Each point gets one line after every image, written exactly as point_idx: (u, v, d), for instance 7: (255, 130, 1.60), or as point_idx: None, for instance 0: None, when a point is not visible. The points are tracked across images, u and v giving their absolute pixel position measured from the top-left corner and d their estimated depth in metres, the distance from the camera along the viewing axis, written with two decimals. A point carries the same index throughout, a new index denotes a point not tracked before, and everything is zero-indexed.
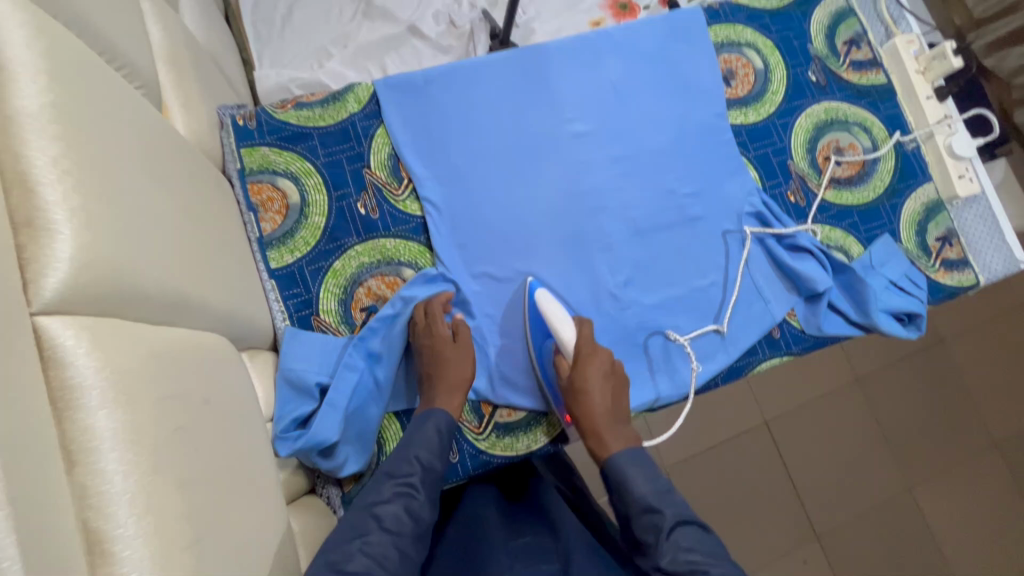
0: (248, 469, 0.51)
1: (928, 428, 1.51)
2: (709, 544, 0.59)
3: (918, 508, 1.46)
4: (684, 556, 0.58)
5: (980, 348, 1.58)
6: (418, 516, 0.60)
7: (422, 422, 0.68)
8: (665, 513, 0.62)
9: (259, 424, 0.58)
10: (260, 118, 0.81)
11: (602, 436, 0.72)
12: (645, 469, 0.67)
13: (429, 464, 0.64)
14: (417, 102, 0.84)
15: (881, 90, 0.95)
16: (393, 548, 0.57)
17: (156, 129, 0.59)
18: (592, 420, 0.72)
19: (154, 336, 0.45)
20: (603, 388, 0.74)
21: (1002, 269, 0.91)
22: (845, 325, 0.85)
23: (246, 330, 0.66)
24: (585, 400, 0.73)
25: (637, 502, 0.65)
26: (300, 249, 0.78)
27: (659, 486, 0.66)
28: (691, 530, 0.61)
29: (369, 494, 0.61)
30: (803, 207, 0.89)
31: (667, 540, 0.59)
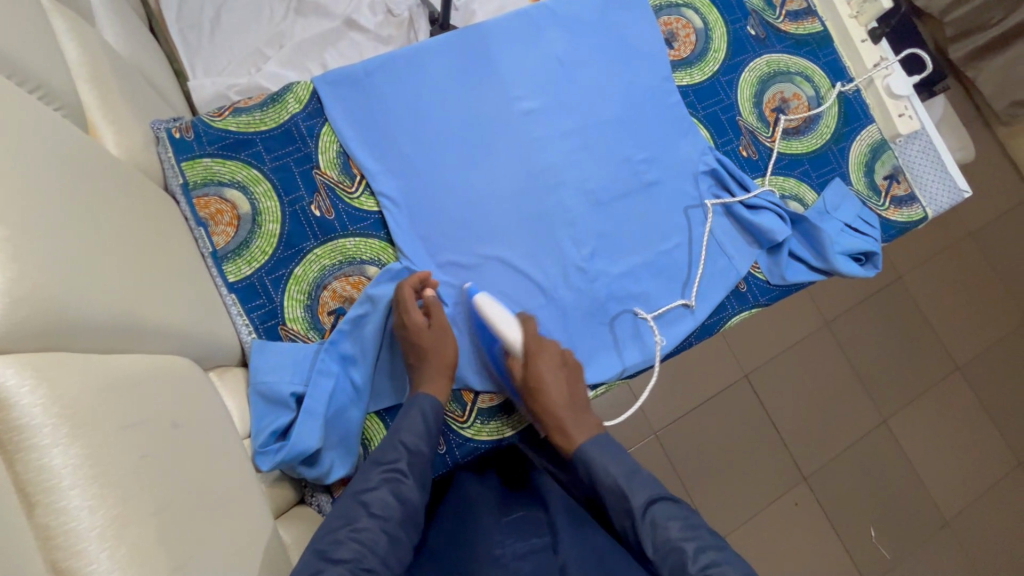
0: (226, 487, 0.50)
1: (896, 361, 1.58)
2: (684, 517, 0.58)
3: (893, 437, 1.53)
4: (660, 534, 0.56)
5: (936, 279, 1.65)
6: (407, 499, 0.60)
7: (407, 409, 0.68)
8: (633, 492, 0.61)
9: (234, 441, 0.57)
10: (197, 128, 0.78)
11: (567, 428, 0.71)
12: (612, 453, 0.67)
13: (415, 448, 0.64)
14: (359, 95, 0.82)
15: (818, 38, 0.97)
16: (383, 532, 0.56)
17: (84, 151, 0.56)
18: (551, 413, 0.72)
19: (107, 366, 0.43)
20: (557, 380, 0.73)
21: (946, 199, 0.94)
22: (806, 271, 0.88)
23: (209, 348, 0.64)
24: (540, 394, 0.72)
25: (607, 488, 0.64)
26: (258, 259, 0.76)
27: (629, 467, 0.65)
28: (665, 505, 0.59)
29: (357, 483, 0.60)
30: (756, 160, 0.91)
31: (642, 521, 0.58)
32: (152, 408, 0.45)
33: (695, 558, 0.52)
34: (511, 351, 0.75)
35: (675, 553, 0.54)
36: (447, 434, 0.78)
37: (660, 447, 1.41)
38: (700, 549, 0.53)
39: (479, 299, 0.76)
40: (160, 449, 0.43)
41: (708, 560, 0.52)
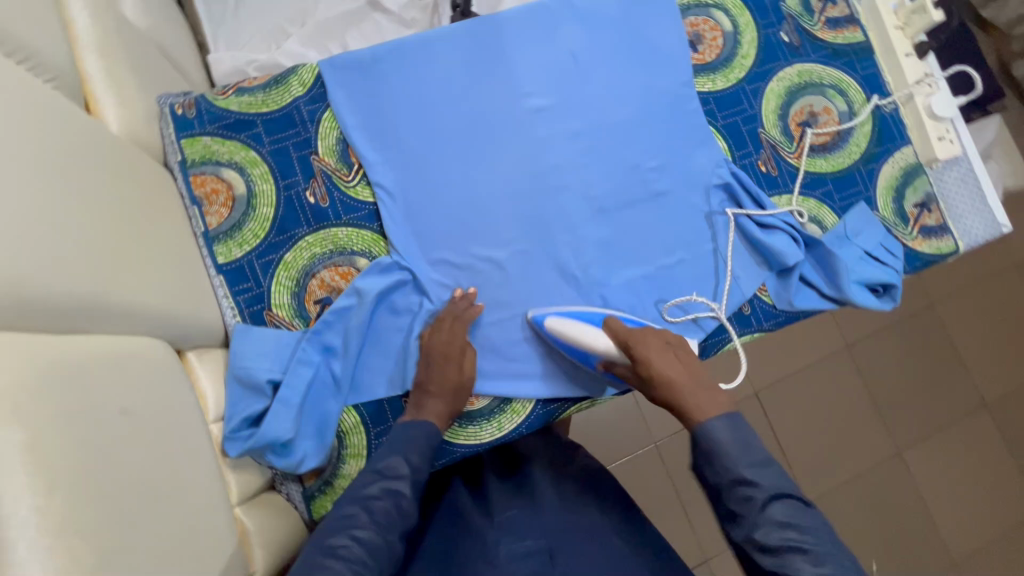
0: (171, 476, 0.51)
1: (918, 393, 1.50)
2: (807, 517, 0.57)
3: (907, 472, 1.46)
4: (780, 532, 0.56)
5: (973, 309, 1.55)
6: (406, 512, 0.63)
7: (412, 426, 0.69)
8: (759, 486, 0.59)
9: (193, 430, 0.57)
10: (199, 106, 0.77)
11: (690, 406, 0.67)
12: (738, 437, 0.63)
13: (418, 465, 0.66)
14: (364, 81, 0.80)
15: (858, 49, 0.90)
16: (383, 539, 0.59)
17: (73, 126, 0.56)
18: (671, 394, 0.69)
19: (53, 351, 0.44)
20: (668, 358, 0.71)
21: (982, 233, 0.88)
22: (817, 299, 0.83)
23: (187, 330, 0.64)
24: (654, 377, 0.69)
25: (727, 473, 0.61)
26: (249, 242, 0.75)
27: (754, 456, 0.61)
28: (787, 501, 0.58)
29: (359, 489, 0.63)
30: (775, 177, 0.86)
31: (761, 514, 0.57)
32: (94, 398, 0.46)
33: (818, 565, 0.53)
34: (613, 359, 0.73)
35: (798, 554, 0.54)
36: None
37: (663, 466, 1.31)
38: (825, 556, 0.54)
39: (551, 323, 0.75)
40: (97, 438, 0.44)
41: (833, 569, 0.53)
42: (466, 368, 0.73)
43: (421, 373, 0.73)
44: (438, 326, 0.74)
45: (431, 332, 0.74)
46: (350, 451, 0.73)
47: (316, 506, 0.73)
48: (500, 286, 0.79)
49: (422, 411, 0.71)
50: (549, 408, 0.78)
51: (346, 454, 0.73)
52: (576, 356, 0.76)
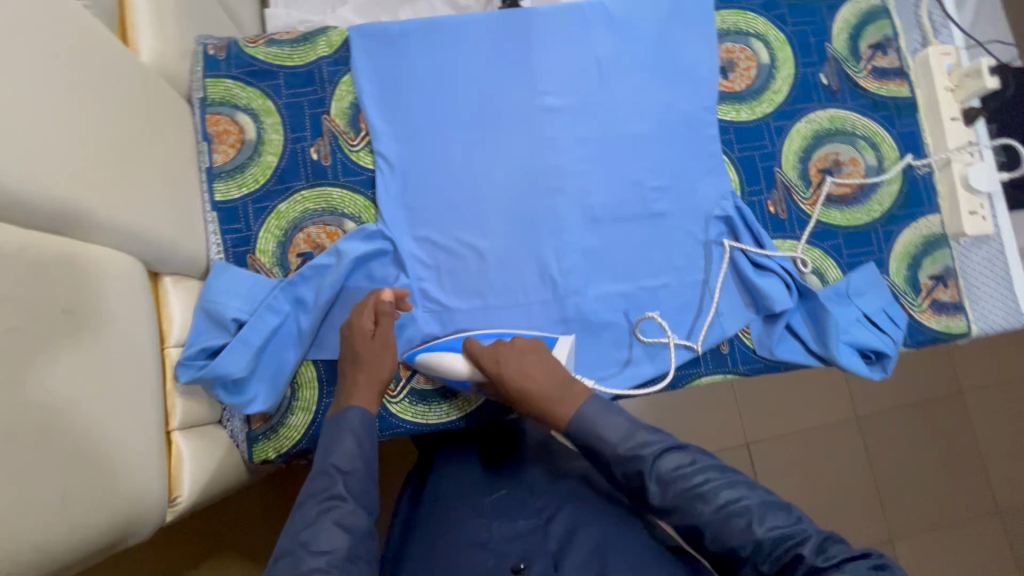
0: (98, 387, 0.53)
1: (923, 482, 1.40)
2: (689, 459, 0.56)
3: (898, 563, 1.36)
4: (675, 488, 0.55)
5: (999, 408, 1.45)
6: (354, 526, 0.55)
7: (336, 425, 0.62)
8: (642, 452, 0.57)
9: (129, 349, 0.59)
10: (230, 50, 0.81)
11: (555, 404, 0.64)
12: (611, 414, 0.61)
13: (349, 468, 0.59)
14: (387, 53, 0.82)
15: (901, 104, 0.85)
16: (333, 567, 0.52)
17: (96, 46, 0.60)
18: (534, 403, 0.65)
19: (11, 248, 0.47)
20: (529, 367, 0.67)
21: (1000, 321, 0.82)
22: (802, 352, 0.79)
23: (165, 255, 0.67)
24: (511, 386, 0.67)
25: (611, 452, 0.59)
26: (248, 185, 0.78)
27: (628, 426, 0.60)
28: (667, 451, 0.57)
29: (293, 524, 0.55)
30: (782, 220, 0.82)
31: (654, 479, 0.56)
32: (36, 295, 0.49)
33: (715, 503, 0.53)
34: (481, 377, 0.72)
35: (695, 500, 0.54)
36: None
37: None
38: (715, 490, 0.54)
39: (423, 360, 0.73)
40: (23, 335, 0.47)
41: (730, 501, 0.53)
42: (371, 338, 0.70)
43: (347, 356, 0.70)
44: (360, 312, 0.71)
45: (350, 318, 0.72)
46: (300, 403, 0.75)
47: (257, 449, 0.74)
48: (477, 275, 0.79)
49: (349, 401, 0.66)
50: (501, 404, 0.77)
51: (296, 405, 0.75)
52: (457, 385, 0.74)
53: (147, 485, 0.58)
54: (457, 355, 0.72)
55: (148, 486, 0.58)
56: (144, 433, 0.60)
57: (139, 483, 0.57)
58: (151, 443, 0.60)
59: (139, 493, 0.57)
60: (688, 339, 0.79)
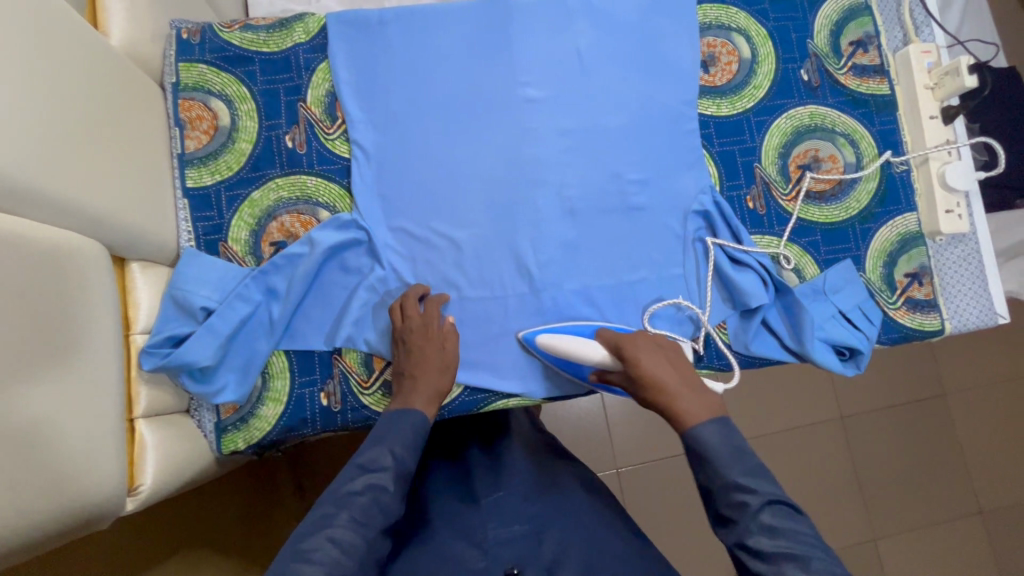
0: (57, 374, 0.52)
1: (905, 484, 1.41)
2: (801, 524, 0.54)
3: (878, 562, 1.37)
4: (774, 540, 0.53)
5: (980, 410, 1.46)
6: (388, 508, 0.59)
7: (401, 416, 0.66)
8: (756, 492, 0.55)
9: (91, 336, 0.58)
10: (204, 35, 0.79)
11: (682, 408, 0.63)
12: (729, 438, 0.59)
13: (403, 457, 0.63)
14: (365, 41, 0.80)
15: (880, 101, 0.85)
16: (361, 538, 0.56)
17: (61, 24, 0.59)
18: (660, 399, 0.65)
19: None
20: (661, 364, 0.67)
21: (975, 320, 0.82)
22: (776, 347, 0.79)
23: (132, 241, 0.66)
24: (642, 376, 0.66)
25: (723, 478, 0.57)
26: (221, 172, 0.77)
27: (747, 463, 0.57)
28: (780, 507, 0.55)
29: (340, 485, 0.59)
30: (761, 216, 0.82)
31: (754, 522, 0.54)
32: None
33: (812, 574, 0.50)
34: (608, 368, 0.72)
35: (790, 562, 0.51)
36: (344, 393, 0.75)
37: (618, 484, 1.29)
38: (819, 565, 0.51)
39: (543, 343, 0.74)
40: None
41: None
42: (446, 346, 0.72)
43: (403, 361, 0.71)
44: (406, 314, 0.73)
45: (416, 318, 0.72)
46: (270, 394, 0.74)
47: (225, 440, 0.74)
48: (453, 266, 0.78)
49: (412, 400, 0.68)
50: (474, 398, 0.76)
51: (266, 396, 0.74)
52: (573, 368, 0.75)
53: (108, 475, 0.57)
54: (585, 346, 0.72)
55: (109, 475, 0.57)
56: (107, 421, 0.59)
57: (99, 470, 0.56)
58: (114, 431, 0.59)
59: (100, 481, 0.56)
60: (693, 339, 0.79)
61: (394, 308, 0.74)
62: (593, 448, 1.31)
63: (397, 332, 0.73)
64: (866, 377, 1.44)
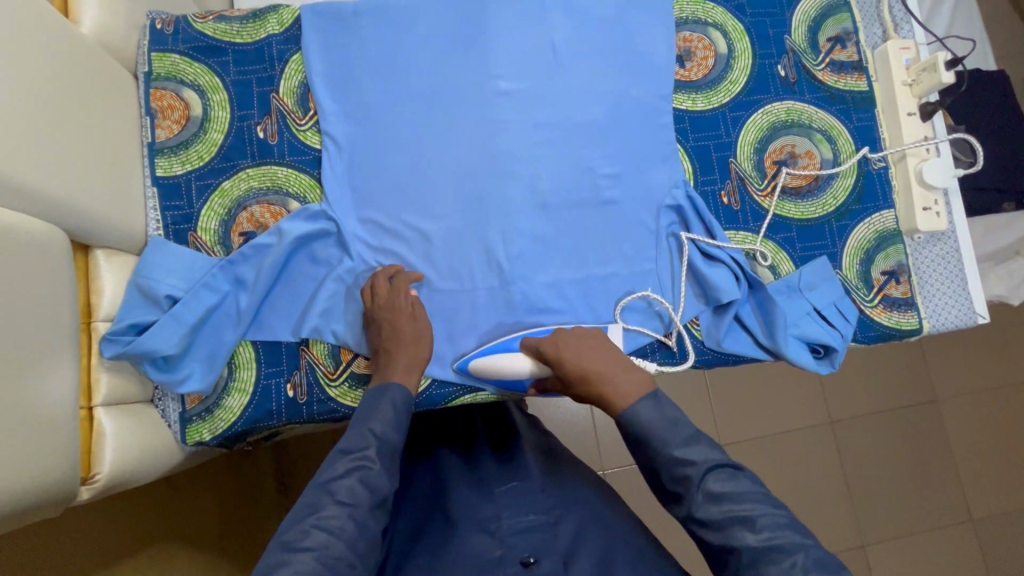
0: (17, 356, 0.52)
1: (897, 490, 1.39)
2: (744, 482, 0.55)
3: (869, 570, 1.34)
4: (722, 507, 0.53)
5: (973, 416, 1.44)
6: (376, 485, 0.59)
7: (378, 395, 0.65)
8: (695, 462, 0.56)
9: (51, 321, 0.58)
10: (178, 25, 0.79)
11: (613, 393, 0.63)
12: (667, 414, 0.60)
13: (384, 435, 0.62)
14: (338, 32, 0.80)
15: (858, 97, 0.85)
16: (351, 519, 0.56)
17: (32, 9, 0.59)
18: (592, 394, 0.65)
19: None
20: (583, 354, 0.67)
21: (954, 320, 0.81)
22: (750, 344, 0.78)
23: (99, 228, 0.66)
24: (570, 371, 0.66)
25: (665, 456, 0.57)
26: (192, 162, 0.77)
27: (686, 434, 0.58)
28: (723, 470, 0.55)
29: (323, 471, 0.59)
30: (735, 211, 0.81)
31: (700, 491, 0.55)
32: None
33: (760, 532, 0.51)
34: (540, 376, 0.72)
35: (738, 525, 0.52)
36: (311, 384, 0.74)
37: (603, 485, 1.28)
38: (765, 520, 0.52)
39: (474, 367, 0.73)
40: None
41: (774, 532, 0.51)
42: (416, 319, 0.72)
43: (376, 339, 0.71)
44: (376, 291, 0.73)
45: (385, 291, 0.73)
46: (237, 384, 0.74)
47: (191, 431, 0.73)
48: (423, 257, 0.78)
49: (390, 375, 0.68)
50: (443, 392, 0.75)
51: (233, 386, 0.74)
52: (511, 387, 0.74)
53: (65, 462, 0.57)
54: (512, 356, 0.72)
55: (63, 462, 0.57)
56: (63, 409, 0.58)
57: (52, 457, 0.55)
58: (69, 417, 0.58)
59: (53, 467, 0.55)
60: (662, 334, 0.78)
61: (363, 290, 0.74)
62: (580, 448, 1.29)
63: (369, 310, 0.73)
64: (857, 381, 1.42)
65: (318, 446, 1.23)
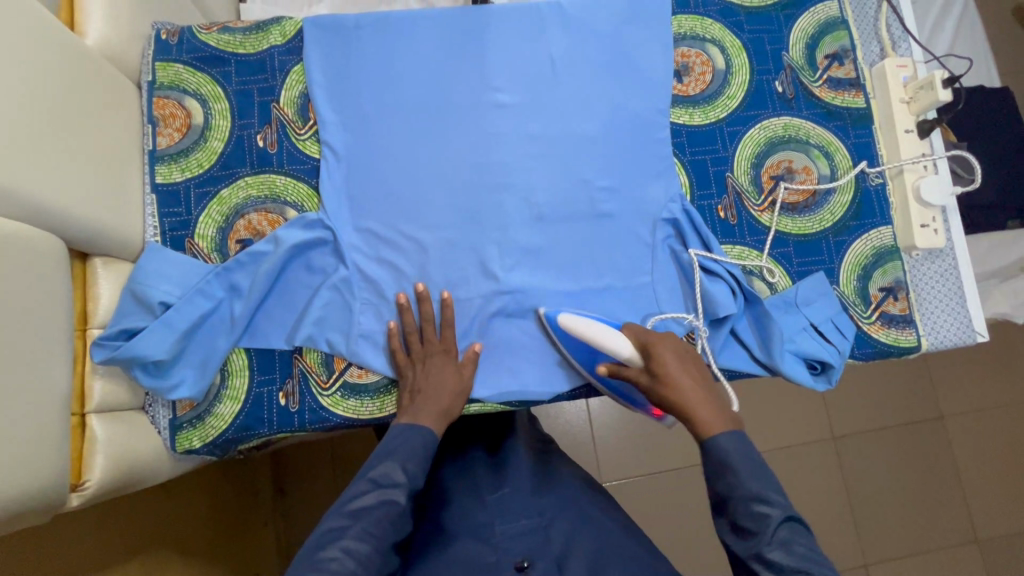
0: (10, 363, 0.52)
1: (900, 508, 1.37)
2: (811, 540, 0.56)
3: None
4: (792, 555, 0.54)
5: (979, 435, 1.42)
6: (399, 522, 0.62)
7: (411, 432, 0.67)
8: (776, 506, 0.56)
9: (46, 326, 0.58)
10: (182, 35, 0.80)
11: (700, 417, 0.62)
12: (747, 451, 0.60)
13: (414, 473, 0.64)
14: (340, 44, 0.81)
15: (856, 114, 0.85)
16: (374, 551, 0.59)
17: (43, 23, 0.60)
18: (679, 406, 0.64)
19: None
20: (686, 370, 0.65)
21: (952, 337, 0.80)
22: (745, 359, 0.78)
23: (98, 236, 0.66)
24: (668, 381, 0.64)
25: (742, 489, 0.57)
26: (192, 170, 0.78)
27: (766, 478, 0.58)
28: (797, 524, 0.56)
29: (351, 498, 0.62)
30: (732, 226, 0.81)
31: (772, 534, 0.55)
32: None
33: None
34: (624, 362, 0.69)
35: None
36: (303, 394, 0.74)
37: None
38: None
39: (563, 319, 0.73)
40: None
41: None
42: (464, 372, 0.74)
43: (417, 379, 0.72)
44: (426, 340, 0.74)
45: (420, 347, 0.74)
46: (229, 392, 0.74)
47: (180, 438, 0.73)
48: (419, 267, 0.78)
49: (420, 416, 0.69)
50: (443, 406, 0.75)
51: (225, 394, 0.74)
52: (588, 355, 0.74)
53: (54, 469, 0.57)
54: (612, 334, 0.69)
55: (51, 467, 0.56)
56: (52, 412, 0.58)
57: (40, 462, 0.55)
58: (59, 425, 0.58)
59: (40, 472, 0.55)
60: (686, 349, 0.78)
61: (397, 329, 0.75)
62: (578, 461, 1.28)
63: (410, 356, 0.74)
64: (859, 398, 1.41)
65: (315, 453, 1.22)
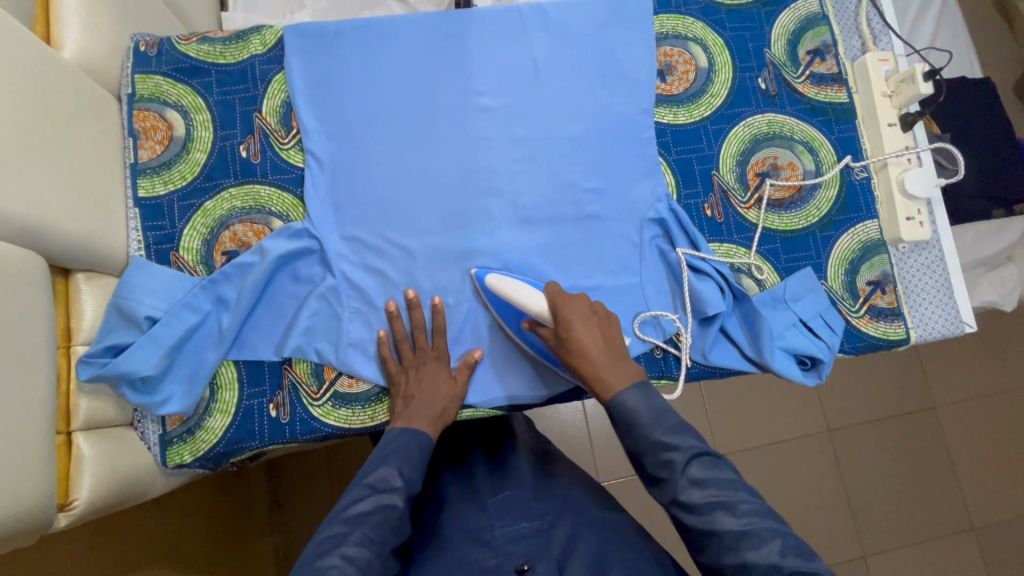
0: None
1: (895, 497, 1.38)
2: (725, 470, 0.58)
3: None
4: (705, 490, 0.56)
5: (972, 424, 1.43)
6: (398, 526, 0.61)
7: (406, 437, 0.67)
8: (681, 449, 0.58)
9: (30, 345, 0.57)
10: (161, 47, 0.80)
11: (603, 378, 0.63)
12: (653, 403, 0.61)
13: (410, 477, 0.64)
14: (321, 51, 0.81)
15: (839, 110, 0.85)
16: (374, 556, 0.58)
17: (20, 40, 0.60)
18: (584, 367, 0.64)
19: None
20: (592, 331, 0.66)
21: (940, 328, 0.81)
22: (736, 357, 0.78)
23: (80, 252, 0.66)
24: (574, 344, 0.65)
25: (648, 440, 0.59)
26: (174, 182, 0.77)
27: (672, 423, 0.60)
28: (705, 458, 0.58)
29: (348, 504, 0.61)
30: (719, 224, 0.81)
31: (681, 475, 0.57)
32: None
33: (740, 517, 0.55)
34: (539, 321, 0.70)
35: (721, 510, 0.55)
36: (293, 404, 0.74)
37: None
38: (744, 507, 0.55)
39: (490, 280, 0.74)
40: None
41: (752, 518, 0.55)
42: (458, 379, 0.74)
43: (410, 385, 0.72)
44: (418, 347, 0.74)
45: (411, 355, 0.74)
46: (219, 405, 0.73)
47: (171, 453, 0.73)
48: (407, 274, 0.78)
49: (412, 421, 0.69)
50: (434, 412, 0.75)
51: (214, 408, 0.73)
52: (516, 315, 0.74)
53: (42, 488, 0.56)
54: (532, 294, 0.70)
55: (40, 487, 0.56)
56: (38, 432, 0.57)
57: (28, 483, 0.54)
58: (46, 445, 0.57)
59: (28, 493, 0.54)
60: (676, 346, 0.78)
61: (385, 336, 0.74)
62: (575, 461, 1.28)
63: (400, 362, 0.74)
64: (852, 390, 1.42)
65: (311, 462, 1.21)
